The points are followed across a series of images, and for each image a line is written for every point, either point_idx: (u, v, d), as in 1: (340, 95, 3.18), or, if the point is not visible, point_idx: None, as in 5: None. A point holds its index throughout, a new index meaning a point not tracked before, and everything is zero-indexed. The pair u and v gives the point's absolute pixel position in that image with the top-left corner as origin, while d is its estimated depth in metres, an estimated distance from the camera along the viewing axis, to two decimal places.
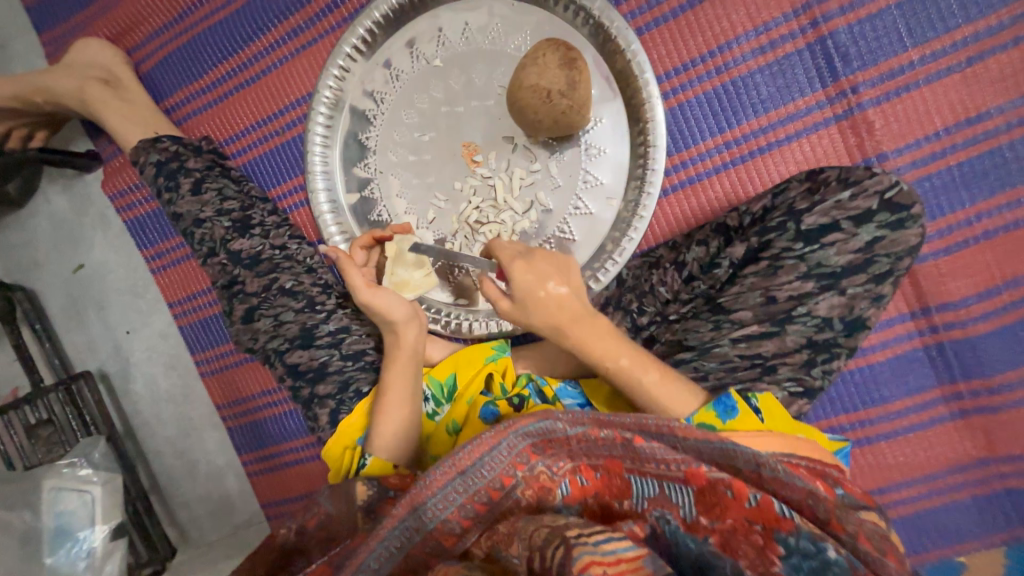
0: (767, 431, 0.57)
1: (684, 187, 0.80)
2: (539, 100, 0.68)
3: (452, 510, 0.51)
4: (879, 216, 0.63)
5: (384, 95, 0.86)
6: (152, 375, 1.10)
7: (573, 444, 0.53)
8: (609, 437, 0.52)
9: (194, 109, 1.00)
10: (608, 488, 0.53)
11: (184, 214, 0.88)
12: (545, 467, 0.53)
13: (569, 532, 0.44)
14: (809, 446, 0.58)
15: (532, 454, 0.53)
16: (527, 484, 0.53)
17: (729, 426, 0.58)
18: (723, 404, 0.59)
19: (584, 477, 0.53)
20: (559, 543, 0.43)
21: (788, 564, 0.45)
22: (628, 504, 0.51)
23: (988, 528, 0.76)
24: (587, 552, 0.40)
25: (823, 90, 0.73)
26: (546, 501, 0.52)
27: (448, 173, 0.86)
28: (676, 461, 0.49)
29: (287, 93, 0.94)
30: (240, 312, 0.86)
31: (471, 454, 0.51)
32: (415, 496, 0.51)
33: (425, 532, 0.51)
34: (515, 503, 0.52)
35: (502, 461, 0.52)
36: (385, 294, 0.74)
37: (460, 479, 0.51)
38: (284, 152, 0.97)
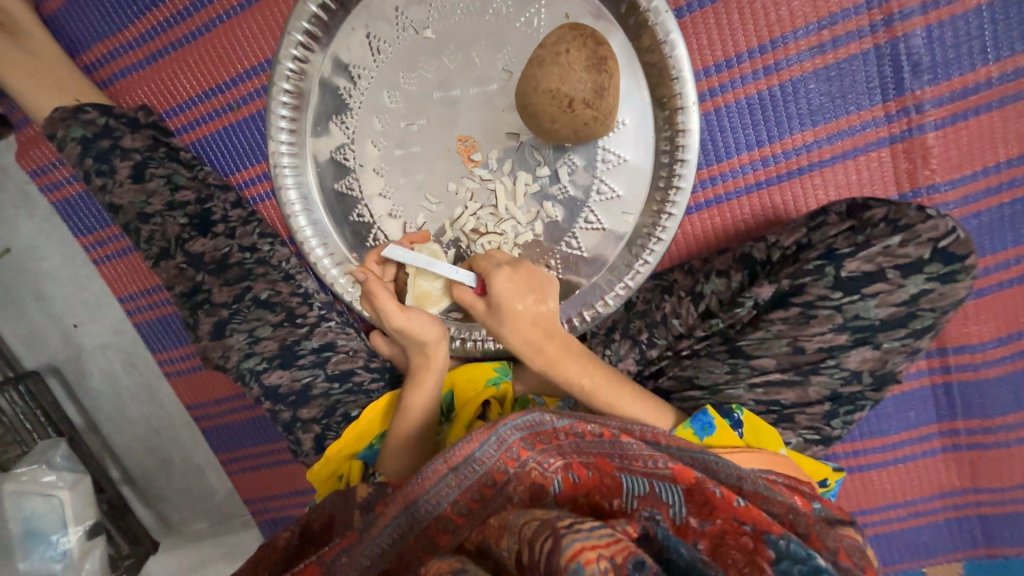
0: (746, 447, 0.59)
1: (709, 206, 0.71)
2: (557, 108, 0.56)
3: (446, 505, 0.51)
4: (929, 267, 0.57)
5: (363, 72, 0.70)
6: (113, 370, 1.02)
7: (563, 442, 0.53)
8: (596, 434, 0.54)
9: (122, 68, 0.81)
10: (598, 489, 0.50)
11: (124, 206, 0.74)
12: (537, 463, 0.51)
13: (560, 522, 0.41)
14: (786, 464, 0.59)
15: (523, 451, 0.52)
16: (517, 482, 0.51)
17: (708, 442, 0.60)
18: (700, 421, 0.61)
19: (576, 474, 0.51)
20: (550, 532, 0.39)
21: (779, 569, 0.44)
22: (619, 502, 0.49)
23: (953, 545, 0.81)
24: (579, 537, 0.38)
25: (883, 104, 0.63)
26: (536, 497, 0.50)
27: (440, 172, 0.74)
28: (662, 458, 0.51)
29: (241, 57, 0.77)
30: (208, 327, 0.75)
31: (465, 451, 0.51)
32: (406, 493, 0.50)
33: (419, 528, 0.50)
34: (507, 500, 0.50)
35: (493, 456, 0.51)
36: (419, 316, 0.67)
37: (452, 474, 0.51)
38: (243, 130, 0.81)
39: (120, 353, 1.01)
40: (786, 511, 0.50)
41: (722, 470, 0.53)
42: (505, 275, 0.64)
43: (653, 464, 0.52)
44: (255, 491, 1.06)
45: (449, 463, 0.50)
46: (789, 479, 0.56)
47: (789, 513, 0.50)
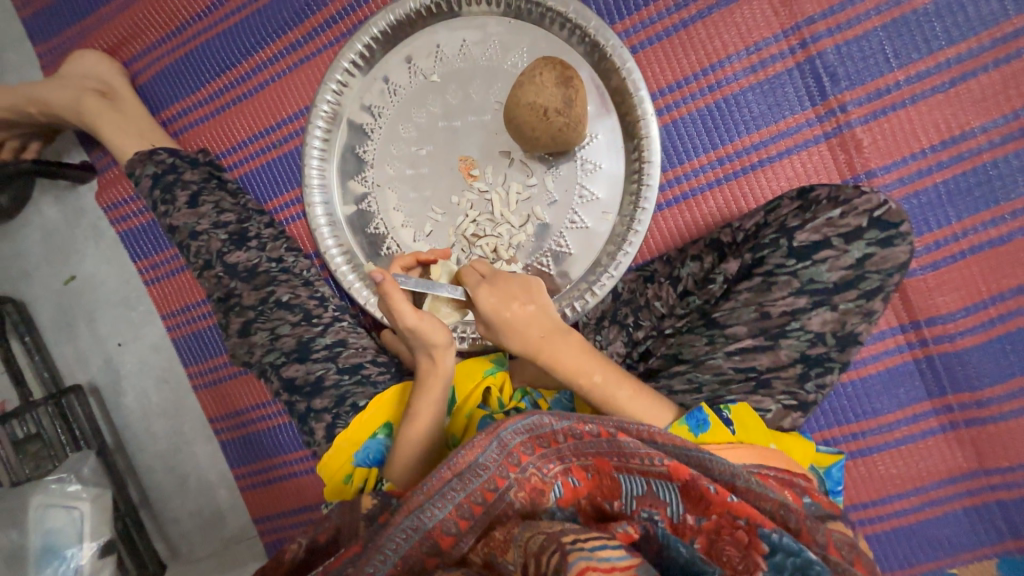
0: (739, 444, 0.61)
1: (678, 203, 0.81)
2: (536, 118, 0.70)
3: (450, 510, 0.53)
4: (869, 233, 0.65)
5: (382, 109, 0.86)
6: (145, 388, 1.10)
7: (561, 444, 0.56)
8: (594, 434, 0.56)
9: (191, 121, 1.00)
10: (598, 489, 0.55)
11: (180, 226, 0.88)
12: (536, 469, 0.55)
13: (564, 538, 0.46)
14: (779, 457, 0.61)
15: (523, 455, 0.56)
16: (519, 487, 0.55)
17: (703, 439, 0.61)
18: (695, 418, 0.62)
19: (576, 478, 0.56)
20: (556, 549, 0.45)
21: (771, 563, 0.49)
22: (619, 504, 0.54)
23: (977, 539, 0.77)
24: (583, 556, 0.43)
25: (813, 108, 0.75)
26: (538, 503, 0.54)
27: (444, 187, 0.86)
28: (659, 457, 0.54)
29: (285, 107, 0.95)
30: (236, 325, 0.85)
31: (468, 456, 0.54)
32: (411, 502, 0.53)
33: (424, 531, 0.52)
34: (508, 507, 0.54)
35: (494, 460, 0.55)
36: (430, 318, 0.68)
37: (456, 479, 0.54)
38: (281, 164, 0.97)
39: (155, 371, 1.09)
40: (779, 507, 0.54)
41: (719, 466, 0.56)
42: (485, 290, 0.68)
43: (650, 462, 0.55)
44: (265, 511, 1.07)
45: (452, 469, 0.54)
46: (781, 472, 0.60)
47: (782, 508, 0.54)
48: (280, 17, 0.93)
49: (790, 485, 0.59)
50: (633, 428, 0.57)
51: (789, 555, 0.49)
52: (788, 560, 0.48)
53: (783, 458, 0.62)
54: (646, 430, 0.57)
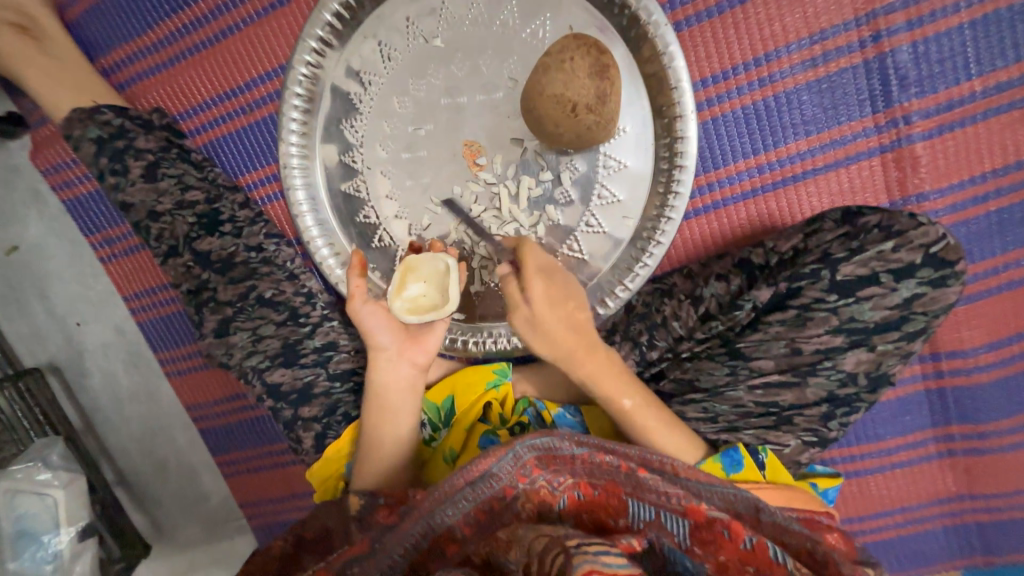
0: (767, 485, 0.59)
1: (708, 211, 0.73)
2: (561, 113, 0.59)
3: (458, 517, 0.51)
4: (921, 271, 0.59)
5: (373, 77, 0.73)
6: (112, 370, 1.02)
7: (577, 465, 0.53)
8: (613, 464, 0.54)
9: (138, 71, 0.83)
10: (603, 508, 0.51)
11: (137, 204, 0.76)
12: (547, 482, 0.52)
13: (568, 542, 0.43)
14: (805, 499, 0.59)
15: (536, 468, 0.53)
16: (527, 497, 0.52)
17: (735, 478, 0.59)
18: (729, 457, 0.60)
19: (583, 493, 0.52)
20: (560, 551, 0.41)
21: None
22: (625, 521, 0.49)
23: (951, 553, 0.81)
24: (590, 560, 0.39)
25: (873, 116, 0.65)
26: (544, 513, 0.51)
27: (446, 175, 0.76)
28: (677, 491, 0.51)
29: (253, 63, 0.80)
30: (212, 324, 0.76)
31: (483, 465, 0.51)
32: (421, 507, 0.51)
33: (430, 535, 0.51)
34: (515, 514, 0.51)
35: (508, 472, 0.52)
36: (371, 316, 0.67)
37: (469, 488, 0.52)
38: (252, 133, 0.83)
39: (122, 353, 1.01)
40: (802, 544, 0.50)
41: (737, 501, 0.53)
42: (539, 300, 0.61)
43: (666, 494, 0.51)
44: (250, 496, 1.05)
45: (465, 477, 0.51)
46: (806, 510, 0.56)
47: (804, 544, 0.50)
48: None
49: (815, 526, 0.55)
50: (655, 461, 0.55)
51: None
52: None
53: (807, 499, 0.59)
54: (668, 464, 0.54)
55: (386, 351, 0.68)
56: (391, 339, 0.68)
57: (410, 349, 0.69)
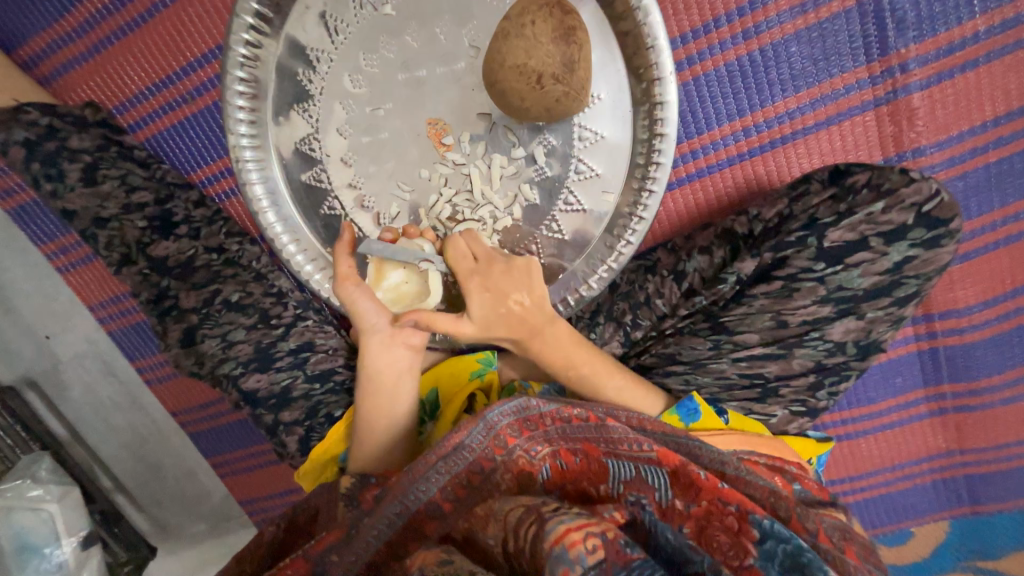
0: (730, 432, 0.61)
1: (690, 181, 0.69)
2: (525, 85, 0.53)
3: (435, 493, 0.51)
4: (913, 232, 0.56)
5: (321, 56, 0.66)
6: (91, 381, 1.00)
7: (550, 427, 0.54)
8: (582, 419, 0.56)
9: (62, 63, 0.75)
10: (586, 475, 0.52)
11: (79, 211, 0.70)
12: (524, 451, 0.53)
13: (544, 509, 0.45)
14: (770, 445, 0.61)
15: (510, 437, 0.53)
16: (506, 469, 0.52)
17: (693, 427, 0.61)
18: (686, 407, 0.62)
19: (564, 462, 0.53)
20: (534, 519, 0.44)
21: (763, 548, 0.46)
22: (605, 488, 0.51)
23: (939, 505, 0.83)
24: (564, 522, 0.42)
25: (867, 66, 0.60)
26: (526, 484, 0.52)
27: (411, 158, 0.70)
28: (647, 442, 0.53)
29: (190, 45, 0.72)
30: (177, 333, 0.72)
31: (454, 439, 0.51)
32: (396, 487, 0.51)
33: (408, 515, 0.50)
34: (495, 486, 0.52)
35: (480, 444, 0.52)
36: (360, 294, 0.65)
37: (441, 463, 0.51)
38: (198, 124, 0.77)
39: (98, 362, 0.98)
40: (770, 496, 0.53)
41: (708, 454, 0.55)
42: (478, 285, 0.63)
43: (638, 447, 0.53)
44: (249, 492, 1.05)
45: (438, 453, 0.51)
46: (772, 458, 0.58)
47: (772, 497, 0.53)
48: None
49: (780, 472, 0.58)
50: (621, 417, 0.56)
51: (778, 540, 0.47)
52: (778, 545, 0.46)
53: (774, 446, 0.62)
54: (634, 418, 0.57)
55: (378, 333, 0.67)
56: (380, 319, 0.66)
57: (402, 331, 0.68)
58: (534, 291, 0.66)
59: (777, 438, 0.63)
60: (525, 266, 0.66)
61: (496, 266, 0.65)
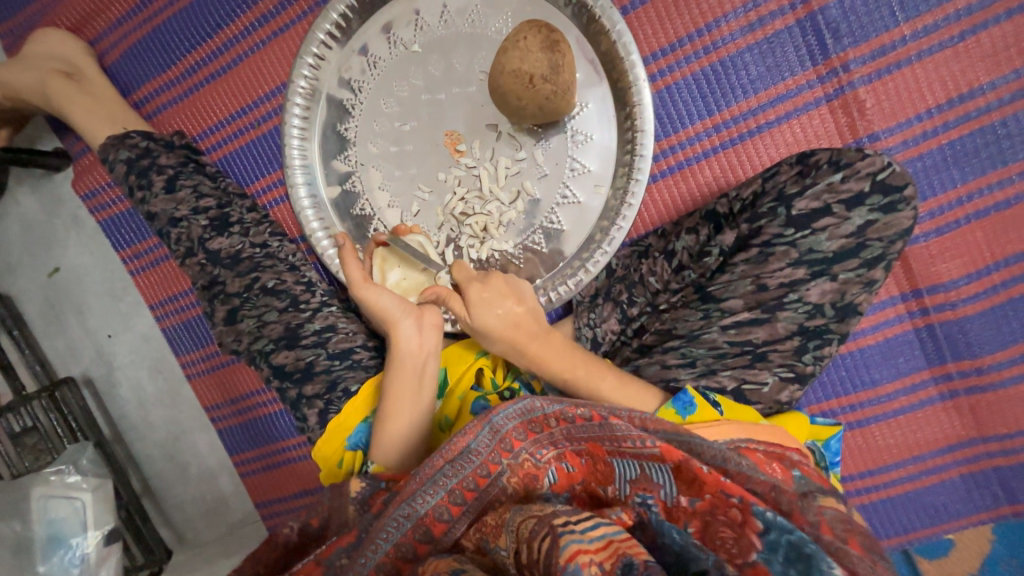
0: (725, 421, 0.61)
1: (673, 173, 0.78)
2: (520, 85, 0.66)
3: (443, 497, 0.55)
4: (871, 199, 0.62)
5: (362, 84, 0.82)
6: (139, 379, 1.10)
7: (553, 429, 0.59)
8: (585, 418, 0.59)
9: (164, 102, 0.96)
10: (593, 475, 0.56)
11: (159, 213, 0.85)
12: (529, 455, 0.57)
13: (554, 520, 0.46)
14: (770, 432, 0.62)
15: (516, 441, 0.58)
16: (512, 473, 0.57)
17: (690, 420, 0.62)
18: (681, 400, 0.63)
19: (571, 464, 0.57)
20: (547, 533, 0.45)
21: (766, 539, 0.47)
22: (612, 490, 0.54)
23: (973, 505, 0.78)
24: (575, 540, 0.43)
25: (814, 68, 0.71)
26: (533, 488, 0.56)
27: (430, 164, 0.83)
28: (650, 439, 0.55)
29: (261, 84, 0.91)
30: (222, 314, 0.83)
31: (460, 444, 0.57)
32: (407, 490, 0.56)
33: (417, 517, 0.54)
34: (501, 492, 0.56)
35: (486, 447, 0.57)
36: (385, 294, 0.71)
37: (449, 466, 0.57)
38: (260, 146, 0.94)
39: (147, 360, 1.09)
40: (770, 489, 0.53)
41: (708, 450, 0.55)
42: (477, 287, 0.71)
43: (641, 444, 0.55)
44: (266, 496, 1.08)
45: (446, 456, 0.57)
46: (770, 445, 0.60)
47: (772, 489, 0.53)
48: None
49: (781, 458, 0.59)
50: (624, 414, 0.58)
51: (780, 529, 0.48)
52: (782, 537, 0.47)
53: (773, 433, 0.63)
54: (638, 417, 0.59)
55: (403, 322, 0.71)
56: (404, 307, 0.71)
57: (423, 312, 0.73)
58: (524, 300, 0.73)
59: (775, 426, 0.64)
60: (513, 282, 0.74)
61: (495, 274, 0.74)
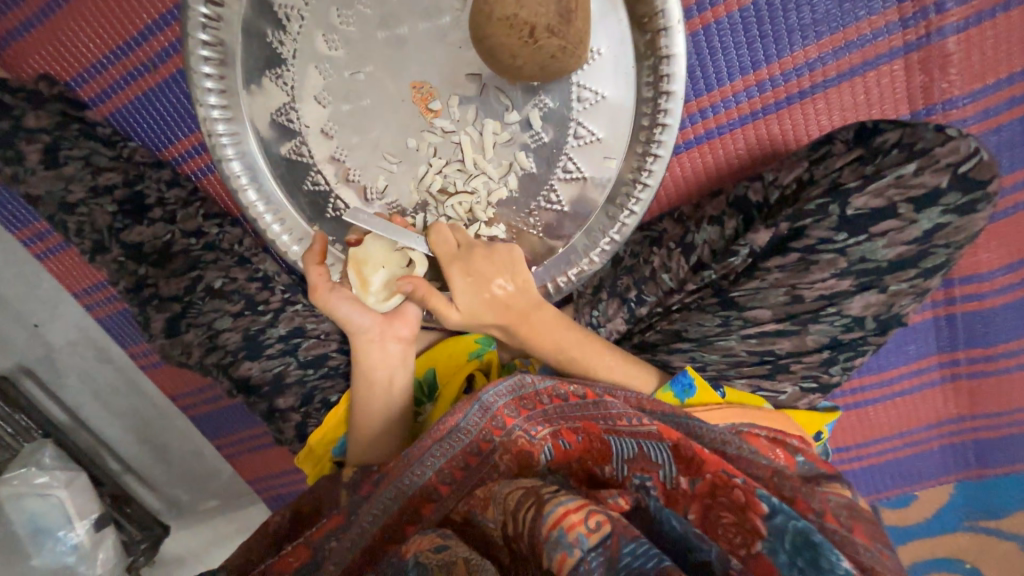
0: (726, 405, 0.58)
1: (699, 143, 0.64)
2: (516, 41, 0.48)
3: (430, 475, 0.53)
4: (946, 198, 0.50)
5: (294, 13, 0.59)
6: (86, 368, 0.99)
7: (547, 406, 0.54)
8: (579, 396, 0.55)
9: (6, 31, 0.69)
10: (590, 453, 0.53)
11: (45, 196, 0.66)
12: (523, 432, 0.53)
13: (543, 490, 0.44)
14: (770, 417, 0.59)
15: (508, 418, 0.53)
16: (505, 450, 0.53)
17: (690, 404, 0.59)
18: (681, 383, 0.59)
19: (567, 441, 0.53)
20: (533, 503, 0.43)
21: (771, 523, 0.45)
22: (610, 469, 0.51)
23: (946, 468, 0.82)
24: (561, 504, 0.41)
25: (897, 7, 0.54)
26: (529, 465, 0.52)
27: (395, 127, 0.64)
28: (647, 416, 0.52)
29: (145, 4, 0.66)
30: (160, 324, 0.69)
31: (450, 423, 0.52)
32: (392, 471, 0.52)
33: (404, 498, 0.52)
34: (494, 468, 0.53)
35: (477, 426, 0.53)
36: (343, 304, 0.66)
37: (437, 446, 0.52)
38: (164, 95, 0.71)
39: (92, 349, 0.97)
40: (772, 475, 0.51)
41: (707, 431, 0.53)
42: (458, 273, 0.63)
43: (637, 422, 0.52)
44: (257, 472, 1.07)
45: (433, 437, 0.52)
46: (772, 432, 0.56)
47: (774, 475, 0.51)
48: None
49: (782, 445, 0.56)
50: (621, 394, 0.55)
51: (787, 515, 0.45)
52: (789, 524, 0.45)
53: (774, 418, 0.59)
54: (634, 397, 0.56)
55: (367, 332, 0.67)
56: (365, 320, 0.66)
57: (393, 321, 0.68)
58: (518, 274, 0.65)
59: (778, 410, 0.61)
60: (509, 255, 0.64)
61: (477, 251, 0.63)
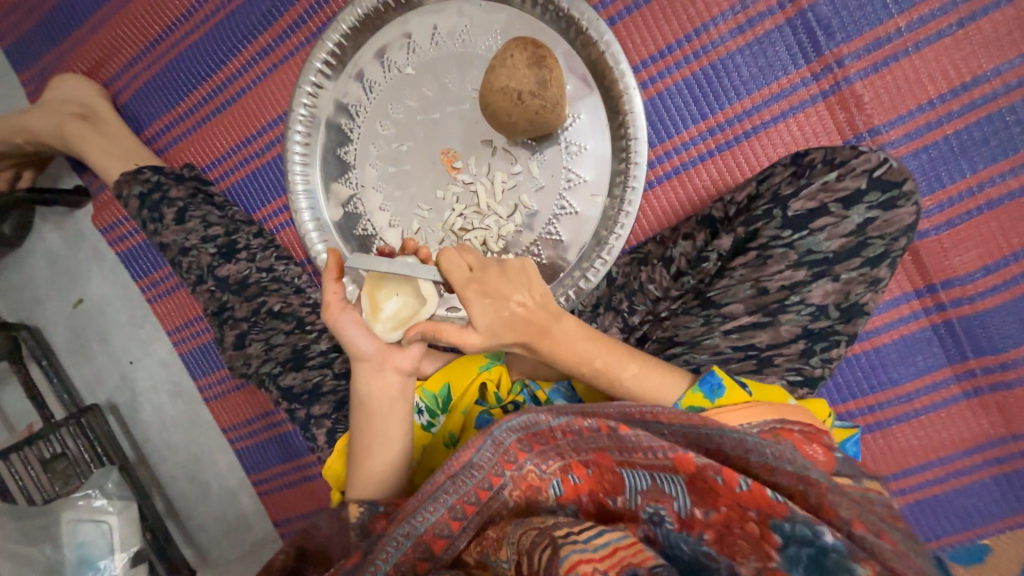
0: (755, 402, 0.56)
1: (669, 178, 0.78)
2: (509, 102, 0.69)
3: (442, 514, 0.50)
4: (870, 196, 0.61)
5: (360, 108, 0.83)
6: (160, 403, 1.13)
7: (560, 441, 0.51)
8: (593, 429, 0.50)
9: (173, 137, 1.01)
10: (601, 486, 0.50)
11: (170, 243, 0.89)
12: (533, 466, 0.51)
13: (557, 532, 0.43)
14: (801, 412, 0.57)
15: (520, 453, 0.51)
16: (514, 485, 0.51)
17: (719, 403, 0.57)
18: (708, 383, 0.58)
19: (576, 474, 0.51)
20: (547, 543, 0.41)
21: (786, 556, 0.41)
22: (622, 501, 0.48)
23: (1009, 508, 0.74)
24: (575, 550, 0.40)
25: (808, 66, 0.71)
26: (536, 501, 0.50)
27: (428, 183, 0.83)
28: (662, 447, 0.47)
29: (264, 114, 0.95)
30: (231, 338, 0.85)
31: (462, 458, 0.50)
32: (406, 508, 0.51)
33: (417, 536, 0.49)
34: (503, 507, 0.50)
35: (489, 460, 0.51)
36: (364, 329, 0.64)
37: (450, 482, 0.51)
38: (265, 174, 0.97)
39: (168, 385, 1.13)
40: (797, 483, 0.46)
41: (729, 440, 0.48)
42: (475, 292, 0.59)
43: (652, 454, 0.48)
44: (285, 514, 1.11)
45: (447, 471, 0.51)
46: (806, 426, 0.53)
47: (801, 482, 0.46)
48: (248, 23, 0.93)
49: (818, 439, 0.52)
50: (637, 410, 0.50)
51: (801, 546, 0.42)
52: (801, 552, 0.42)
53: (802, 413, 0.57)
54: (649, 413, 0.51)
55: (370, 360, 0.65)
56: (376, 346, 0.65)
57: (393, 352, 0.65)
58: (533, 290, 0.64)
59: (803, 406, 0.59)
60: (520, 266, 0.64)
61: (492, 270, 0.62)
